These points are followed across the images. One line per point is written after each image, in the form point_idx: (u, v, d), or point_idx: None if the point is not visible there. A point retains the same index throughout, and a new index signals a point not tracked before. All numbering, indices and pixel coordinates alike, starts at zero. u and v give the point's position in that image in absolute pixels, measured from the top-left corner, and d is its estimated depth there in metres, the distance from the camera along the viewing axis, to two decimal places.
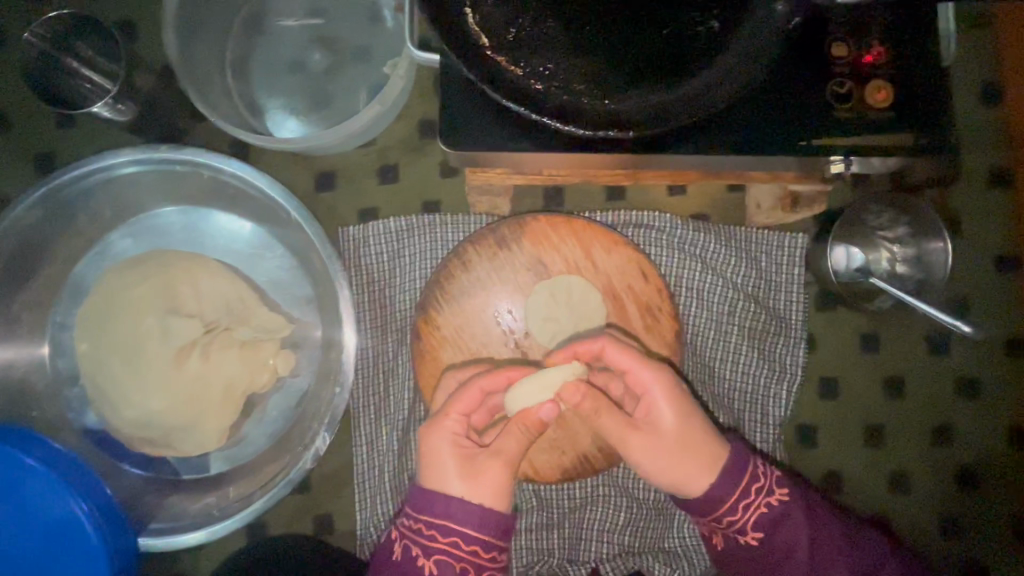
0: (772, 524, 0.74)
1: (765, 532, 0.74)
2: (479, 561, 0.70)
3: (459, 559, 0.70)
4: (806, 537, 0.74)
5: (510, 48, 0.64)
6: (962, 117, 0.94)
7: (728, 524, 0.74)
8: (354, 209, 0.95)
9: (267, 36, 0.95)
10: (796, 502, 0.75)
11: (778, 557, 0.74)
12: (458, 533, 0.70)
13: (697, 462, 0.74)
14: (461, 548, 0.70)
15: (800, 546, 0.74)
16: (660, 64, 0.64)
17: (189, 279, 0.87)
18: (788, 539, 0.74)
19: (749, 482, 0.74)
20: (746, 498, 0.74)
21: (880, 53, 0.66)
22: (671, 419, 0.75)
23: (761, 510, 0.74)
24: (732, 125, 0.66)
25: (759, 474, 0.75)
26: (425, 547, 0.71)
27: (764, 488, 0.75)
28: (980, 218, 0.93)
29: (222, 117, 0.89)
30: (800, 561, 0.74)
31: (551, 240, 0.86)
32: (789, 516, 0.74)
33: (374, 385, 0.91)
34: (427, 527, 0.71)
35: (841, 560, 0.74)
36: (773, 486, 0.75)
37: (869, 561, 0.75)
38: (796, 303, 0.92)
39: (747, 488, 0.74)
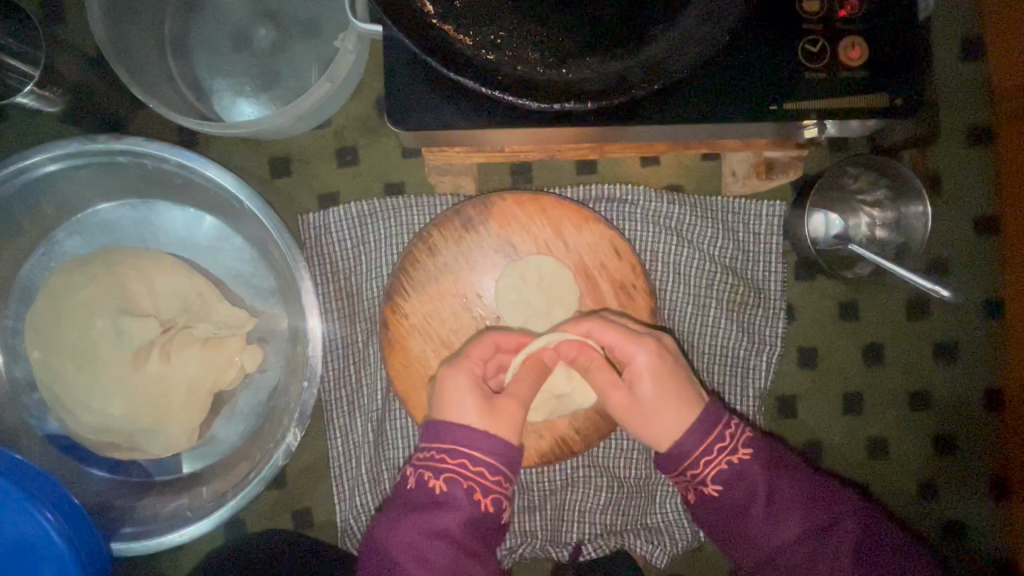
0: (734, 479, 0.72)
1: (729, 486, 0.72)
2: (485, 484, 0.69)
3: (466, 479, 0.69)
4: (759, 491, 0.72)
5: (457, 15, 0.59)
6: (941, 71, 0.90)
7: (692, 479, 0.73)
8: (314, 195, 0.91)
9: (208, 12, 0.89)
10: (757, 461, 0.73)
11: (741, 512, 0.72)
12: (469, 455, 0.69)
13: (671, 418, 0.73)
14: (468, 471, 0.69)
15: (759, 501, 0.72)
16: (617, 28, 0.60)
17: (142, 278, 0.84)
18: (746, 495, 0.72)
19: (714, 441, 0.73)
20: (709, 453, 0.72)
21: (854, 7, 0.62)
22: (648, 385, 0.73)
23: (722, 467, 0.72)
24: (697, 90, 0.62)
25: (726, 435, 0.73)
26: (435, 468, 0.70)
27: (730, 447, 0.73)
28: (960, 178, 0.90)
29: (162, 102, 0.84)
30: (761, 515, 0.72)
31: (519, 220, 0.82)
32: (750, 475, 0.72)
33: (344, 376, 0.89)
34: (439, 452, 0.70)
35: (795, 515, 0.72)
36: (738, 445, 0.73)
37: (823, 518, 0.72)
38: (775, 274, 0.90)
39: (712, 444, 0.72)
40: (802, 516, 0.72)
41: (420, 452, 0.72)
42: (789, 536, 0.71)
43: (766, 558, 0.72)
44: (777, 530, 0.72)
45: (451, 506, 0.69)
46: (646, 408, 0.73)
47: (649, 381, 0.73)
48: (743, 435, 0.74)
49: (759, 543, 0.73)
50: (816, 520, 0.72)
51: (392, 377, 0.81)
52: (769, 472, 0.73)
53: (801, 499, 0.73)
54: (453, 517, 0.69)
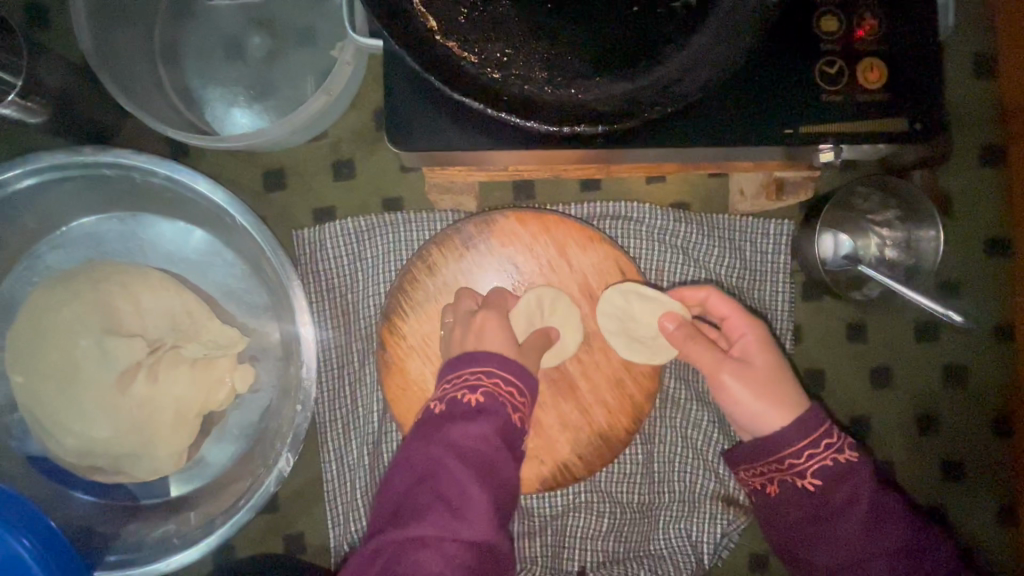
0: (834, 479, 0.65)
1: (826, 486, 0.65)
2: (519, 396, 0.61)
3: (502, 398, 0.60)
4: (861, 495, 0.65)
5: (462, 32, 0.57)
6: (954, 89, 0.88)
7: (784, 468, 0.66)
8: (308, 209, 0.88)
9: (199, 19, 0.86)
10: (865, 466, 0.66)
11: (832, 514, 0.66)
12: (500, 375, 0.62)
13: (781, 403, 0.69)
14: (503, 390, 0.61)
15: (857, 506, 0.65)
16: (627, 47, 0.57)
17: (127, 294, 0.81)
18: (846, 496, 0.65)
19: (823, 435, 0.65)
20: (815, 445, 0.66)
21: (872, 28, 0.60)
22: (760, 358, 0.72)
23: (826, 463, 0.65)
24: (711, 113, 0.60)
25: (835, 431, 0.66)
26: (471, 386, 0.60)
27: (838, 444, 0.66)
28: (971, 199, 0.88)
29: (152, 113, 0.81)
30: (858, 520, 0.65)
31: (522, 240, 0.79)
32: (856, 478, 0.66)
33: (339, 397, 0.86)
34: (471, 375, 0.61)
35: (893, 528, 0.65)
36: (847, 445, 0.66)
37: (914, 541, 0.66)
38: (783, 294, 0.88)
39: (819, 440, 0.65)
40: (899, 529, 0.65)
41: (450, 380, 0.62)
42: (881, 550, 0.65)
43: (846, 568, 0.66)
44: (872, 538, 0.65)
45: (490, 416, 0.58)
46: (758, 376, 0.71)
47: (761, 360, 0.72)
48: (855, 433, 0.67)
49: (843, 547, 0.66)
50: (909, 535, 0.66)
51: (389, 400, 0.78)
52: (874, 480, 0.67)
53: (900, 512, 0.66)
54: (491, 424, 0.57)
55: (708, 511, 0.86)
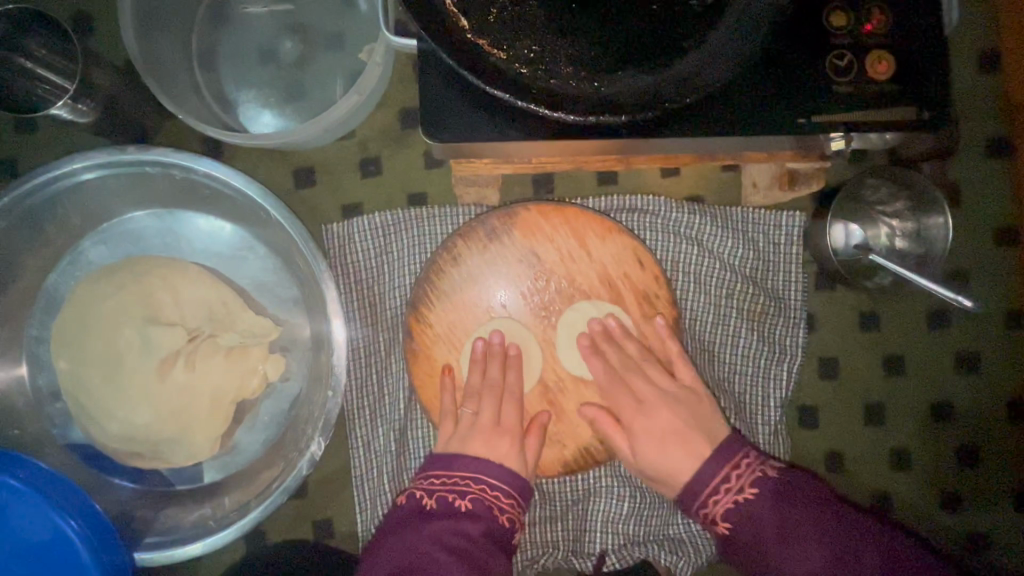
0: (740, 519, 0.70)
1: (740, 525, 0.70)
2: (500, 503, 0.74)
3: (489, 501, 0.74)
4: (769, 528, 0.69)
5: (491, 30, 0.60)
6: (961, 84, 0.91)
7: (703, 513, 0.73)
8: (337, 205, 0.92)
9: (235, 25, 0.91)
10: (764, 499, 0.70)
11: (760, 548, 0.69)
12: (488, 479, 0.75)
13: (689, 433, 0.77)
14: (487, 493, 0.74)
15: (767, 536, 0.69)
16: (647, 41, 0.61)
17: (166, 286, 0.84)
18: (756, 533, 0.69)
19: (718, 480, 0.73)
20: (714, 486, 0.73)
21: (880, 22, 0.63)
22: None
23: (736, 502, 0.71)
24: (728, 104, 0.63)
25: (731, 475, 0.73)
26: (458, 490, 0.74)
27: (734, 486, 0.72)
28: (980, 190, 0.91)
29: (191, 114, 0.85)
30: (781, 549, 0.68)
31: (543, 231, 0.83)
32: (756, 515, 0.70)
33: (367, 385, 0.89)
34: (461, 476, 0.75)
35: (816, 545, 0.67)
36: (744, 484, 0.72)
37: (845, 548, 0.66)
38: (795, 283, 0.91)
39: (716, 483, 0.73)
40: (819, 547, 0.67)
41: (438, 478, 0.75)
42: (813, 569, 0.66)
43: None
44: (799, 563, 0.67)
45: (476, 517, 0.71)
46: None
47: (682, 400, 0.80)
48: (750, 467, 0.73)
49: None
50: (836, 553, 0.66)
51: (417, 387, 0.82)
52: (776, 507, 0.70)
53: (822, 529, 0.67)
54: (478, 528, 0.70)
55: None
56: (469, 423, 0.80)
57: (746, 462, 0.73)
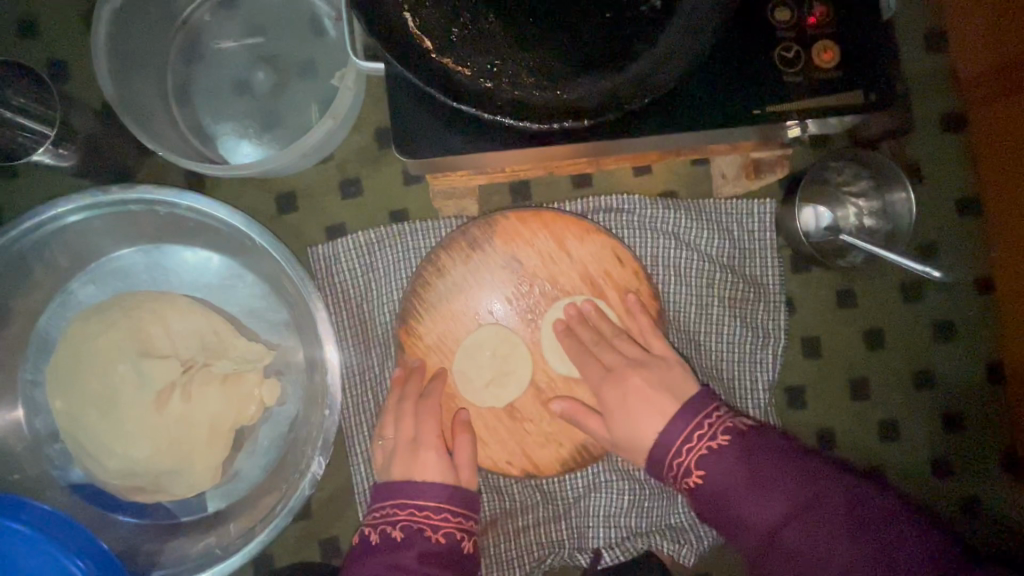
0: (710, 466, 0.64)
1: (712, 474, 0.64)
2: (435, 522, 0.72)
3: (427, 525, 0.72)
4: (738, 475, 0.63)
5: (453, 50, 0.63)
6: (911, 65, 0.95)
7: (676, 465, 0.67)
8: (321, 228, 0.94)
9: (208, 61, 0.93)
10: (737, 447, 0.65)
11: (730, 495, 0.63)
12: (415, 503, 0.74)
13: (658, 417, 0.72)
14: (425, 515, 0.73)
15: (736, 483, 0.63)
16: (603, 48, 0.64)
17: (158, 319, 0.86)
18: (725, 481, 0.63)
19: (693, 428, 0.68)
20: (685, 439, 0.68)
21: (823, 14, 0.67)
22: None
23: (708, 450, 0.66)
24: (687, 101, 0.66)
25: (705, 423, 0.67)
26: (390, 521, 0.73)
27: (709, 433, 0.67)
28: (939, 164, 0.95)
29: (172, 150, 0.87)
30: (745, 495, 0.62)
31: (522, 237, 0.85)
32: (727, 462, 0.64)
33: (363, 402, 0.91)
34: (391, 507, 0.74)
35: (785, 491, 0.60)
36: (719, 432, 0.66)
37: (813, 497, 0.59)
38: (772, 268, 0.93)
39: (691, 432, 0.68)
40: (790, 495, 0.60)
41: (376, 510, 0.75)
42: (777, 517, 0.60)
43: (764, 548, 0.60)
44: (765, 511, 0.60)
45: (411, 545, 0.70)
46: None
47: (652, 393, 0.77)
48: (723, 421, 0.67)
49: (750, 531, 0.62)
50: (802, 501, 0.59)
51: (412, 397, 0.81)
52: (747, 454, 0.64)
53: (793, 477, 0.61)
54: (413, 555, 0.69)
55: None
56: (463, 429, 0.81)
57: (721, 416, 0.68)
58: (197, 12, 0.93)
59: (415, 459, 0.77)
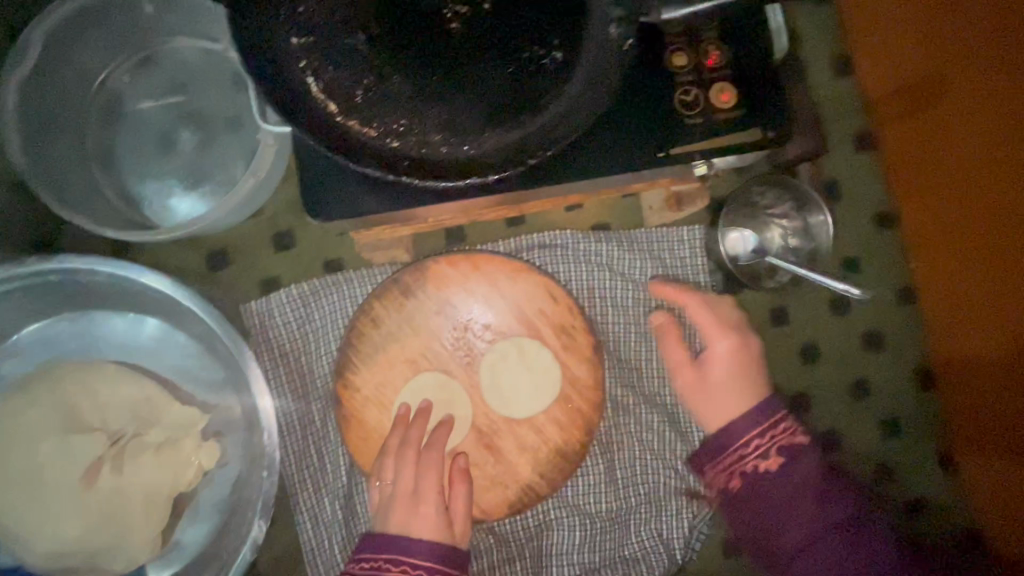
0: (761, 479, 0.74)
1: (745, 486, 0.74)
2: None
3: None
4: (788, 491, 0.73)
5: (358, 110, 0.64)
6: (820, 90, 0.99)
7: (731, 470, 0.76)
8: (255, 282, 0.93)
9: (128, 121, 0.92)
10: (794, 465, 0.74)
11: (751, 505, 0.74)
12: (411, 560, 0.70)
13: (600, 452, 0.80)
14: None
15: (775, 500, 0.73)
16: (507, 102, 0.65)
17: (85, 391, 0.83)
18: (778, 497, 0.73)
19: (749, 441, 0.76)
20: (754, 444, 0.76)
21: (717, 57, 0.69)
22: (731, 341, 0.86)
23: (758, 464, 0.75)
24: (593, 147, 0.68)
25: (761, 438, 0.76)
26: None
27: (758, 450, 0.76)
28: (854, 182, 0.99)
29: (93, 217, 0.86)
30: (774, 515, 0.73)
31: (455, 281, 0.85)
32: (780, 479, 0.74)
33: (306, 457, 0.89)
34: (385, 561, 0.70)
35: (805, 517, 0.72)
36: (781, 442, 0.75)
37: (827, 520, 0.72)
38: (707, 291, 0.95)
39: (750, 441, 0.76)
40: (812, 517, 0.72)
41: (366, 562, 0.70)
42: (795, 539, 0.72)
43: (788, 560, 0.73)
44: (792, 531, 0.72)
45: None
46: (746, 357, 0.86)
47: None
48: (792, 436, 0.76)
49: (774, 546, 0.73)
50: (828, 520, 0.72)
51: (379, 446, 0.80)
52: (793, 469, 0.74)
53: (812, 501, 0.72)
54: None
55: (674, 507, 0.92)
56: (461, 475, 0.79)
57: (789, 430, 0.76)
58: (115, 73, 0.92)
59: None
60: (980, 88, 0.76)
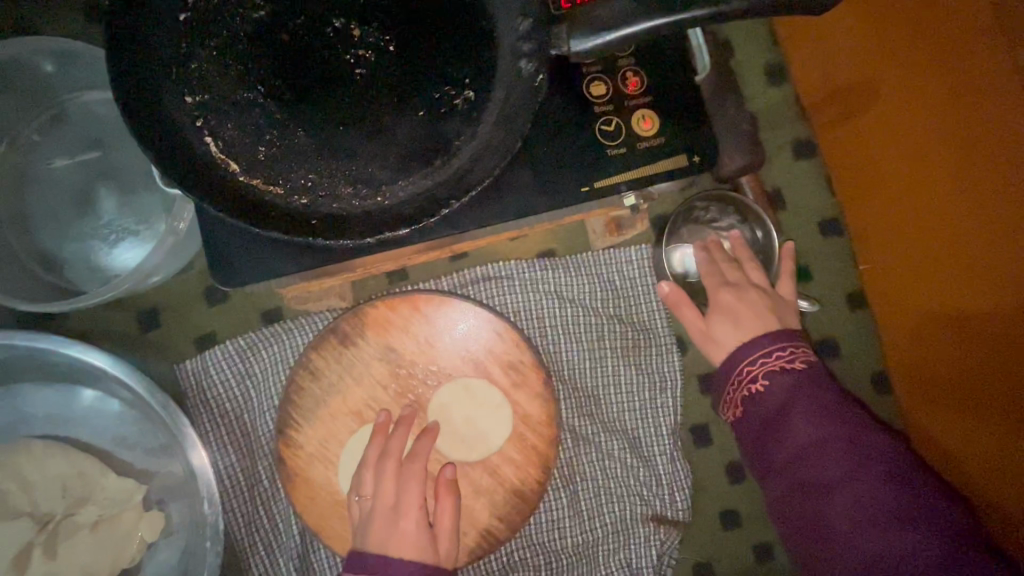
0: (778, 403, 0.72)
1: (763, 411, 0.73)
2: None
3: None
4: (800, 419, 0.71)
5: (264, 167, 0.61)
6: (756, 99, 0.99)
7: (740, 390, 0.76)
8: (190, 340, 0.89)
9: (41, 181, 0.87)
10: (796, 391, 0.72)
11: (764, 435, 0.73)
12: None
13: None
14: None
15: (791, 426, 0.71)
16: (420, 148, 0.63)
17: (10, 473, 0.78)
18: (782, 426, 0.71)
19: (781, 353, 0.75)
20: (754, 367, 0.76)
21: (636, 83, 0.67)
22: (725, 296, 0.84)
23: (769, 377, 0.74)
24: (513, 186, 0.65)
25: (785, 353, 0.75)
26: None
27: (796, 360, 0.74)
28: (797, 190, 0.98)
29: (7, 287, 0.81)
30: (796, 447, 0.70)
31: (395, 325, 0.82)
32: (784, 404, 0.72)
33: (254, 519, 0.85)
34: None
35: (827, 452, 0.69)
36: (771, 374, 0.74)
37: (841, 455, 0.68)
38: (657, 311, 0.94)
39: (773, 354, 0.75)
40: (825, 452, 0.69)
41: None
42: (823, 473, 0.69)
43: (801, 496, 0.70)
44: (804, 464, 0.70)
45: None
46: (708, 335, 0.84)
47: None
48: (799, 355, 0.75)
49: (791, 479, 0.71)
50: (846, 452, 0.68)
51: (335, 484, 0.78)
52: (799, 399, 0.72)
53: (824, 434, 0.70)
54: None
55: (640, 535, 0.90)
56: (448, 488, 0.75)
57: (793, 354, 0.75)
58: (25, 132, 0.88)
59: None
60: (900, 101, 0.78)
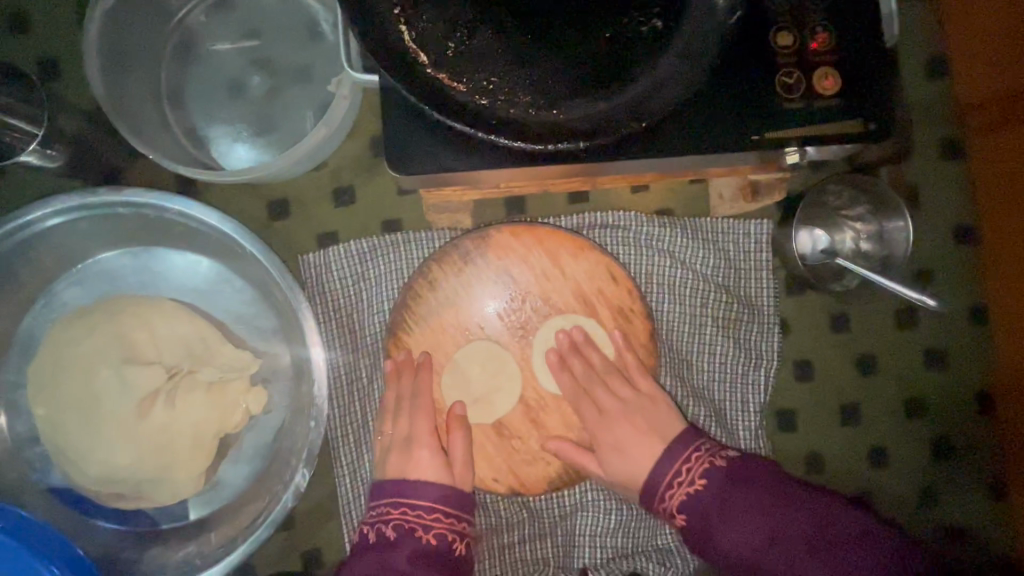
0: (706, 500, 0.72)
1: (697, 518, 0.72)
2: (426, 521, 0.75)
3: (422, 528, 0.75)
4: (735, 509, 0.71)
5: (450, 64, 0.62)
6: (911, 91, 0.94)
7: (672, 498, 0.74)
8: (312, 235, 0.93)
9: (202, 61, 0.91)
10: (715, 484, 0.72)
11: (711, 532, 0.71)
12: (410, 502, 0.76)
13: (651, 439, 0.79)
14: (422, 518, 0.75)
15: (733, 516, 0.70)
16: (601, 70, 0.63)
17: (143, 324, 0.85)
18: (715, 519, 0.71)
19: (686, 458, 0.75)
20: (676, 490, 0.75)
21: (825, 40, 0.65)
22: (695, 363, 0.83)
23: (682, 506, 0.73)
24: (680, 125, 0.65)
25: (692, 457, 0.75)
26: (385, 519, 0.75)
27: (692, 473, 0.74)
28: (936, 191, 0.94)
29: (163, 153, 0.86)
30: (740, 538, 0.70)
31: (515, 252, 0.84)
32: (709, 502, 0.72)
33: (350, 412, 0.89)
34: (386, 505, 0.76)
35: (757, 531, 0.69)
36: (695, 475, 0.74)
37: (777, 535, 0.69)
38: (766, 290, 0.92)
39: (677, 467, 0.75)
40: (755, 533, 0.69)
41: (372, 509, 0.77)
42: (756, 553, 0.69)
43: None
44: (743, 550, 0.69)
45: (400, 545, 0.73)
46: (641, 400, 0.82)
47: (640, 410, 0.81)
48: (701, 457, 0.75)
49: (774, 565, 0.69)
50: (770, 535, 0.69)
51: (416, 387, 0.81)
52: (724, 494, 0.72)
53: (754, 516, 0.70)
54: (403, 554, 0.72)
55: None
56: (457, 422, 0.81)
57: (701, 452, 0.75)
58: (193, 12, 0.91)
59: (438, 475, 0.78)
60: None
